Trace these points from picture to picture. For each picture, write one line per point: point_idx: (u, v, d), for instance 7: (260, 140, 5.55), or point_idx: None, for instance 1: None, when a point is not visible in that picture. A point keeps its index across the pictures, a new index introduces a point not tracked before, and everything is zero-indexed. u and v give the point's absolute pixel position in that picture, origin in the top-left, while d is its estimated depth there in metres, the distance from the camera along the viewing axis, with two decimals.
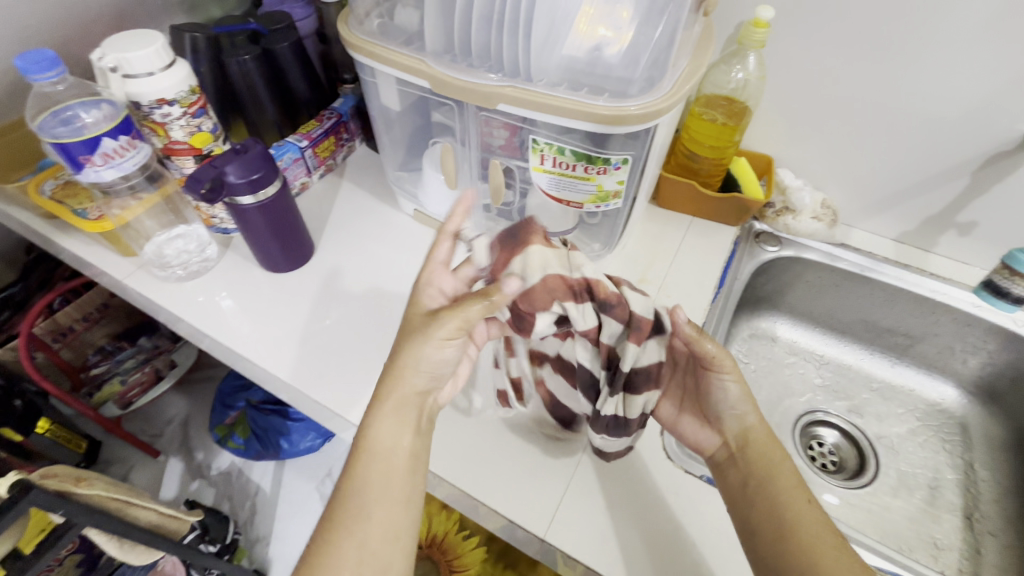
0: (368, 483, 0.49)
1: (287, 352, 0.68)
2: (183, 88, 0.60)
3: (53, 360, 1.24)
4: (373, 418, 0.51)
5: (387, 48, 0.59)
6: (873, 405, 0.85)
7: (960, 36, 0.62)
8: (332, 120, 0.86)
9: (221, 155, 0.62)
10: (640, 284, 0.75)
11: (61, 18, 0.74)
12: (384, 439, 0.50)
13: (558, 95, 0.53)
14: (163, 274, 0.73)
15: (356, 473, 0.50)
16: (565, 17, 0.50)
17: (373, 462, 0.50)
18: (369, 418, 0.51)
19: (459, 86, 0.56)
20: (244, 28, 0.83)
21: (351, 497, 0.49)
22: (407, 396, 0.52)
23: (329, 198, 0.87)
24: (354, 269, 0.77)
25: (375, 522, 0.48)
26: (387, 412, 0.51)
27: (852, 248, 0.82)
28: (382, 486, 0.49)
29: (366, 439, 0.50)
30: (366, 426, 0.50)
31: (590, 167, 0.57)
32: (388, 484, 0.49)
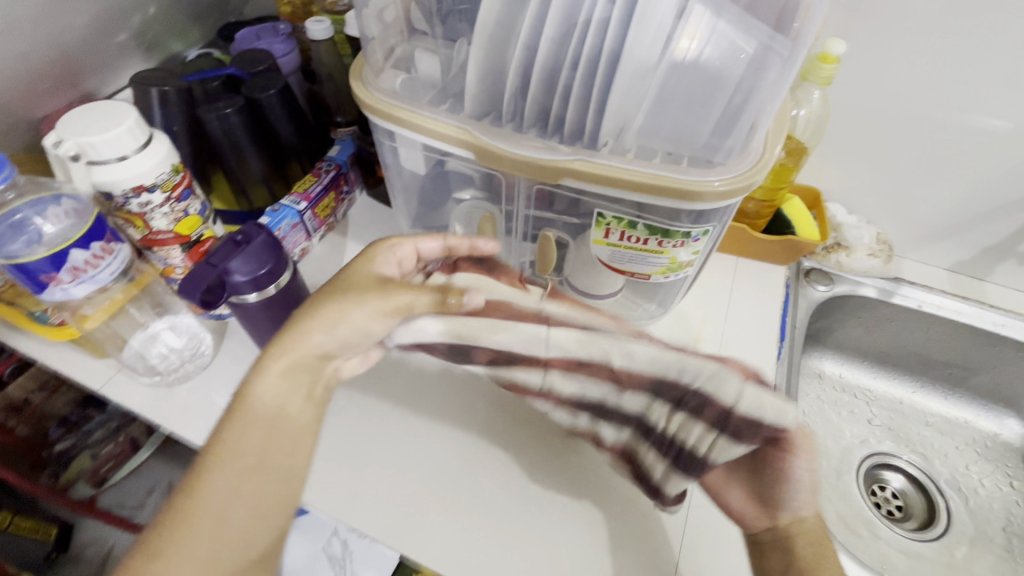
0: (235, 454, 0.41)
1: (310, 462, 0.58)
2: (163, 170, 0.49)
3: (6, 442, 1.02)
4: (258, 375, 0.43)
5: (415, 112, 0.50)
6: (934, 442, 0.80)
7: None
8: (330, 173, 0.75)
9: (217, 247, 0.51)
10: (699, 343, 0.68)
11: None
12: (267, 400, 0.42)
13: (629, 167, 0.45)
14: (147, 379, 0.61)
15: (225, 440, 0.41)
16: (642, 78, 0.42)
17: (250, 426, 0.42)
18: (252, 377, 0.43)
19: (507, 157, 0.47)
20: (219, 73, 0.71)
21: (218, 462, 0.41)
22: (305, 357, 0.44)
23: (334, 262, 0.76)
24: None
25: (231, 491, 0.40)
26: (289, 358, 0.43)
27: (909, 282, 0.78)
28: (259, 453, 0.42)
29: (247, 400, 0.42)
30: (251, 386, 0.42)
31: (665, 240, 0.50)
32: (266, 452, 0.42)
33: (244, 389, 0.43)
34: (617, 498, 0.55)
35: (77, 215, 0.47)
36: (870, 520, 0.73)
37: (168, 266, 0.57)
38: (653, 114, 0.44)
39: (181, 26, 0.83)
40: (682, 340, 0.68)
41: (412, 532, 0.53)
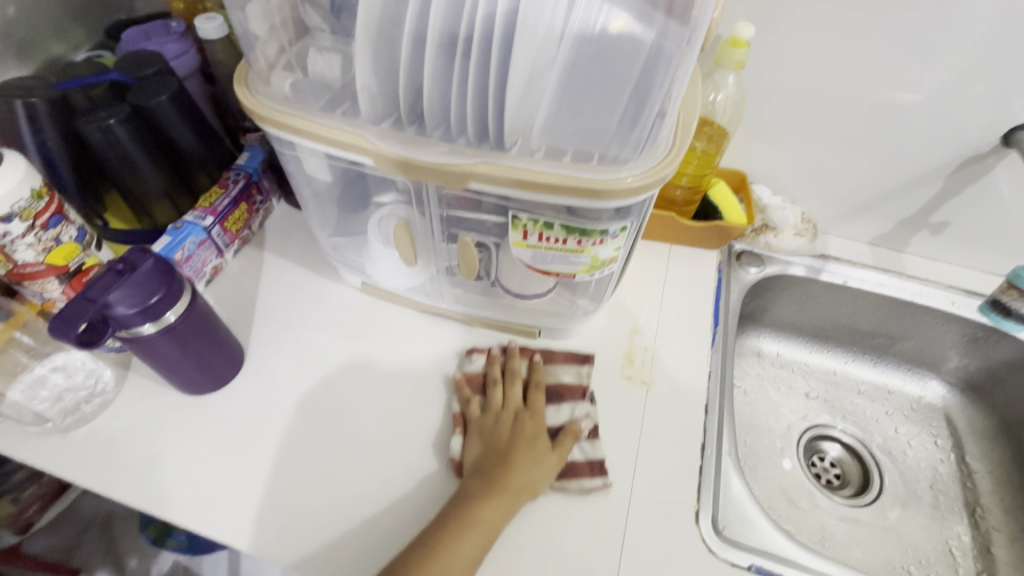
0: (459, 555, 0.48)
1: (228, 498, 0.54)
2: (20, 196, 0.44)
3: None
4: (490, 501, 0.51)
5: (309, 118, 0.46)
6: (865, 410, 0.83)
7: (935, 46, 0.60)
8: (239, 184, 0.70)
9: (97, 279, 0.46)
10: (634, 335, 0.67)
11: None
12: (493, 511, 0.50)
13: (537, 166, 0.43)
14: (37, 428, 0.55)
15: (456, 538, 0.48)
16: (539, 76, 0.40)
17: (476, 531, 0.49)
18: (478, 504, 0.50)
19: (410, 163, 0.45)
20: (99, 80, 0.65)
21: (454, 546, 0.48)
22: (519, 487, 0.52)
23: (250, 279, 0.71)
24: (298, 369, 0.63)
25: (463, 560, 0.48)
26: (516, 483, 0.52)
27: (834, 258, 0.80)
28: (490, 526, 0.50)
29: (476, 514, 0.50)
30: (480, 504, 0.51)
31: (584, 239, 0.48)
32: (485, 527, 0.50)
33: (473, 505, 0.50)
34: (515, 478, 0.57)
35: None
36: (808, 491, 0.75)
37: (47, 300, 0.52)
38: (555, 109, 0.42)
39: (57, 27, 0.75)
40: (617, 334, 0.67)
41: (340, 560, 0.51)
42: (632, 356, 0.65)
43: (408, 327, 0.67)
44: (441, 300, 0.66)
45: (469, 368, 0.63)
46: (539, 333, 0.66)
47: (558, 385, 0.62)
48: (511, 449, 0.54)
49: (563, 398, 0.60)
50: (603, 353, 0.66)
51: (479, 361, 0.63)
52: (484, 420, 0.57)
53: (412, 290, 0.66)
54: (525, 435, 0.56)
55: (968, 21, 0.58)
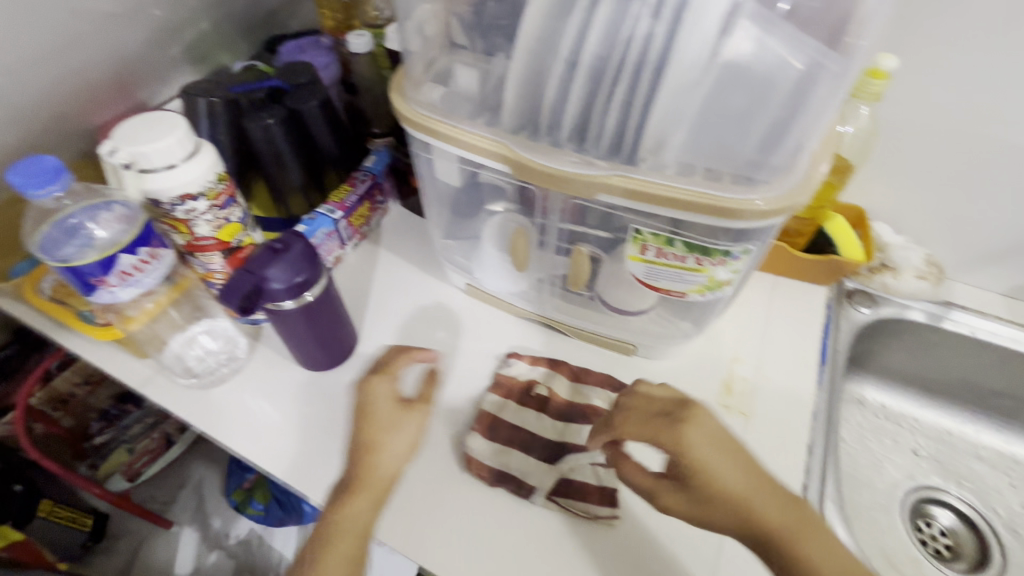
0: (335, 554, 0.50)
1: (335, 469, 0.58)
2: (208, 178, 0.51)
3: (50, 430, 1.14)
4: (351, 497, 0.52)
5: (456, 126, 0.51)
6: (984, 477, 0.76)
7: None
8: (366, 184, 0.77)
9: (256, 255, 0.53)
10: (733, 364, 0.66)
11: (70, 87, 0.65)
12: (355, 518, 0.52)
13: (667, 183, 0.44)
14: (185, 381, 0.63)
15: (322, 547, 0.51)
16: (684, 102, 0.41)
17: (340, 540, 0.51)
18: (341, 507, 0.52)
19: (544, 172, 0.47)
20: (262, 86, 0.74)
21: (328, 549, 0.50)
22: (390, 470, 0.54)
23: (365, 272, 0.77)
24: None
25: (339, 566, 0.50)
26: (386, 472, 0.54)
27: (961, 306, 0.74)
28: (331, 527, 0.51)
29: (339, 520, 0.51)
30: (340, 509, 0.52)
31: (704, 258, 0.48)
32: (337, 526, 0.51)
33: (333, 512, 0.52)
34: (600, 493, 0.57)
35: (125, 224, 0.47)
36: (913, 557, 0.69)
37: (209, 271, 0.58)
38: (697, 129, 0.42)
39: (229, 40, 0.87)
40: (715, 361, 0.66)
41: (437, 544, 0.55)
42: (730, 384, 0.64)
43: (504, 331, 0.70)
44: (540, 307, 0.68)
45: (514, 370, 0.66)
46: (635, 350, 0.66)
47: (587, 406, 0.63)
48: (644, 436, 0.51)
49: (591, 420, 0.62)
50: (700, 379, 0.65)
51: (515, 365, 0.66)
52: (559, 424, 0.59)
53: (514, 295, 0.68)
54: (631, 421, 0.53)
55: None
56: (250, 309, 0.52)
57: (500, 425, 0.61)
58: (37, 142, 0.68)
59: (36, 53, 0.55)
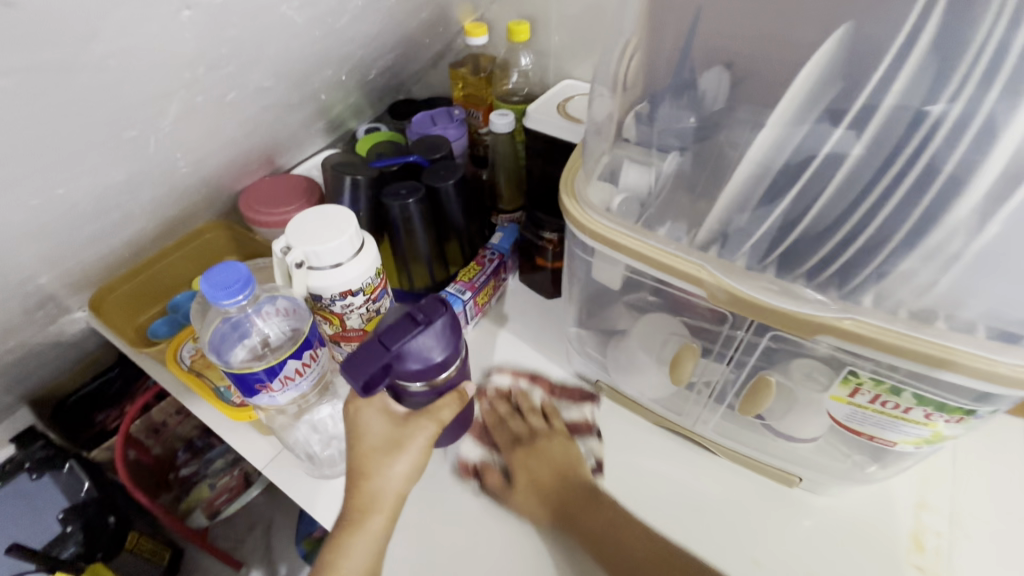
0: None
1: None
2: (369, 274, 0.49)
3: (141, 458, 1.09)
4: (358, 528, 0.49)
5: (642, 241, 0.46)
6: None
7: None
8: (494, 263, 0.75)
9: (395, 324, 0.49)
10: (920, 512, 0.56)
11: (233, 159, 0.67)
12: (360, 545, 0.48)
13: (910, 333, 0.37)
14: (306, 466, 0.60)
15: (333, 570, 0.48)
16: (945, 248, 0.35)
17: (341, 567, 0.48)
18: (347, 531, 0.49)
19: (747, 301, 0.42)
20: (402, 161, 0.73)
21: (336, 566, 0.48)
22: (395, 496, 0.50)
23: (485, 353, 0.73)
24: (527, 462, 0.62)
25: None
26: (386, 494, 0.50)
27: None
28: (350, 547, 0.48)
29: (346, 546, 0.48)
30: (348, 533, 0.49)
31: (938, 414, 0.40)
32: (351, 544, 0.48)
33: (342, 536, 0.49)
34: None
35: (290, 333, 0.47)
36: None
37: None
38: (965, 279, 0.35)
39: (366, 109, 0.89)
40: (896, 505, 0.56)
41: None
42: (920, 539, 0.54)
43: (638, 439, 0.64)
44: (688, 419, 0.60)
45: (495, 384, 0.70)
46: (799, 482, 0.57)
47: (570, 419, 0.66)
48: (541, 484, 0.59)
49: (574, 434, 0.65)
50: (879, 527, 0.55)
51: (502, 380, 0.70)
52: (502, 429, 0.65)
53: (656, 401, 0.62)
54: (533, 468, 0.61)
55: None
56: (372, 387, 0.47)
57: (488, 428, 0.65)
58: (192, 207, 0.70)
59: (222, 138, 0.57)
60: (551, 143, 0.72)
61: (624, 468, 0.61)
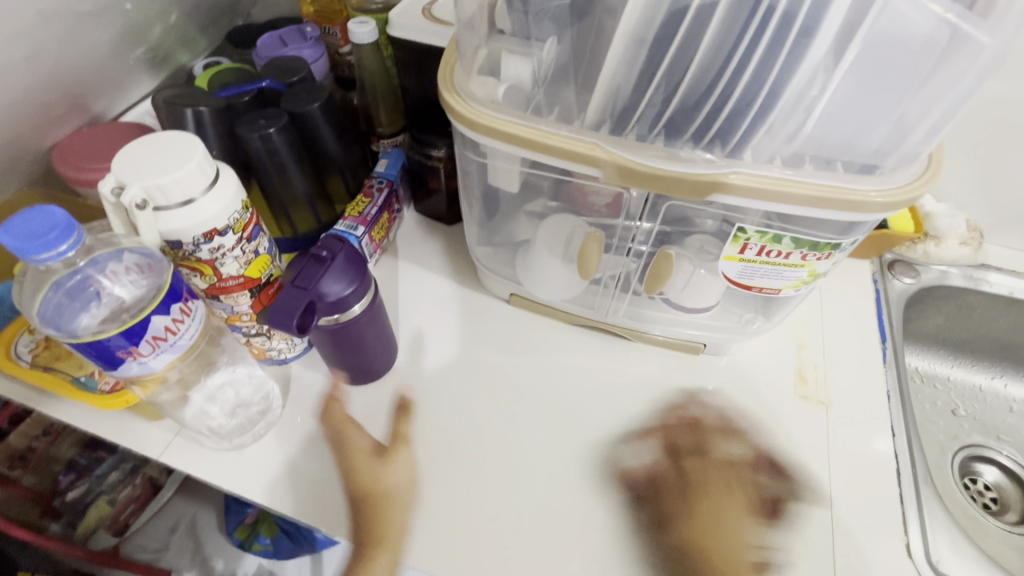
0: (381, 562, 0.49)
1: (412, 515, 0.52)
2: (236, 208, 0.42)
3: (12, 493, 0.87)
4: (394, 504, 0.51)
5: (534, 127, 0.44)
6: (1015, 429, 0.79)
7: None
8: (383, 192, 0.68)
9: (301, 267, 0.47)
10: (801, 351, 0.64)
11: (21, 101, 0.53)
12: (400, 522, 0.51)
13: (786, 180, 0.40)
14: (213, 442, 0.54)
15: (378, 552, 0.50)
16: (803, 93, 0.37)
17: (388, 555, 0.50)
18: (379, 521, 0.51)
19: (643, 172, 0.42)
20: (253, 86, 0.64)
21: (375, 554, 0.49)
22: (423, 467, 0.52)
23: (389, 289, 0.69)
24: (446, 384, 0.60)
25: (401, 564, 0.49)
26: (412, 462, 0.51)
27: (997, 268, 0.75)
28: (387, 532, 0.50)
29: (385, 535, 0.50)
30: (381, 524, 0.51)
31: (811, 254, 0.45)
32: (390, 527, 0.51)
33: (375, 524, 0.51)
34: (690, 501, 0.53)
35: (150, 282, 0.41)
36: (971, 515, 0.71)
37: (235, 313, 0.50)
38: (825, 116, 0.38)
39: (192, 35, 0.74)
40: (784, 349, 0.64)
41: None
42: (804, 373, 0.62)
43: (555, 340, 0.65)
44: (600, 312, 0.63)
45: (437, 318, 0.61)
46: (703, 348, 0.63)
47: (474, 309, 0.67)
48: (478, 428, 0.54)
49: (480, 318, 0.67)
50: (772, 371, 0.62)
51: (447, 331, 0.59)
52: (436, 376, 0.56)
53: (569, 302, 0.63)
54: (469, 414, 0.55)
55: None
56: (307, 327, 0.46)
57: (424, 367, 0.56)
58: None
59: None
60: (421, 52, 0.66)
61: (522, 331, 0.66)
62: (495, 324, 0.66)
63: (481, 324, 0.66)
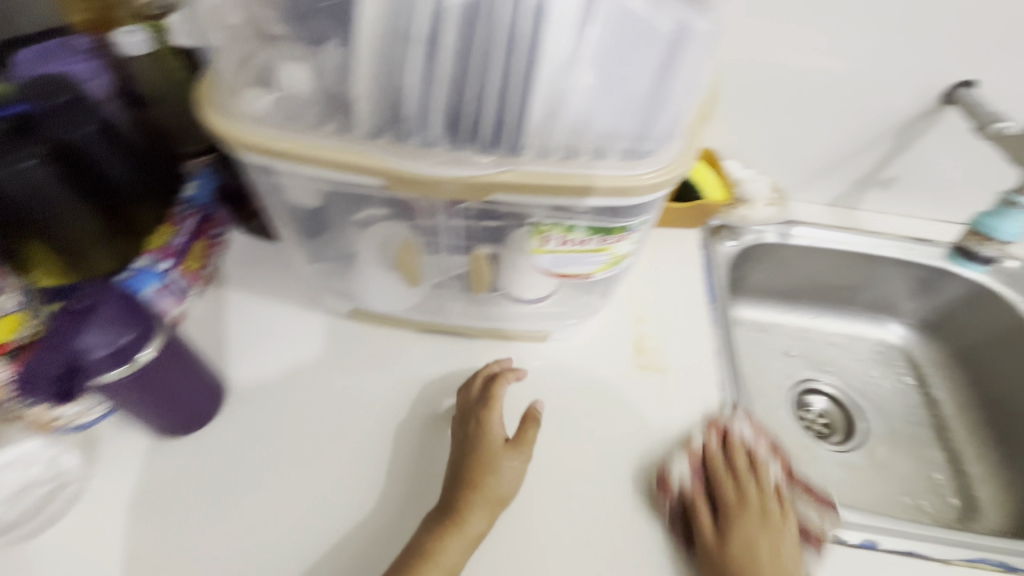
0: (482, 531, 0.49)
1: (370, 529, 0.52)
2: None
3: None
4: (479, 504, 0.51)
5: (306, 142, 0.41)
6: (838, 360, 0.89)
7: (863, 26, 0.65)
8: (193, 218, 0.62)
9: (57, 325, 0.42)
10: (639, 324, 0.67)
11: None
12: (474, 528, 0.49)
13: (562, 172, 0.41)
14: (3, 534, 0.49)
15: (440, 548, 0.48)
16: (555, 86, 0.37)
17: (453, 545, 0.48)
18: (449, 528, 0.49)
19: (426, 179, 0.41)
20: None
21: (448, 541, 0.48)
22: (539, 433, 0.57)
23: (218, 323, 0.64)
24: (284, 418, 0.57)
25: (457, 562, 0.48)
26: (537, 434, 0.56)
27: (801, 222, 0.83)
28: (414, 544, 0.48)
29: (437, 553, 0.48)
30: (439, 540, 0.48)
31: (606, 238, 0.47)
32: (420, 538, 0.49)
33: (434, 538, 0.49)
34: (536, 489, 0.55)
35: None
36: (806, 444, 0.79)
37: None
38: (581, 102, 0.39)
39: None
40: (623, 325, 0.67)
41: None
42: (641, 344, 0.66)
43: (402, 350, 0.63)
44: (441, 317, 0.62)
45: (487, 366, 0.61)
46: (548, 335, 0.64)
47: (315, 332, 0.64)
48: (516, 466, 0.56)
49: (321, 340, 0.63)
50: (613, 347, 0.65)
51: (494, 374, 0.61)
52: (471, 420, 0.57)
53: (410, 310, 0.61)
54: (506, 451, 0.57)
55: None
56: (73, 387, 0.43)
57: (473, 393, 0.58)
58: None
59: None
60: None
61: (368, 346, 0.63)
62: (338, 343, 0.63)
63: (323, 346, 0.63)
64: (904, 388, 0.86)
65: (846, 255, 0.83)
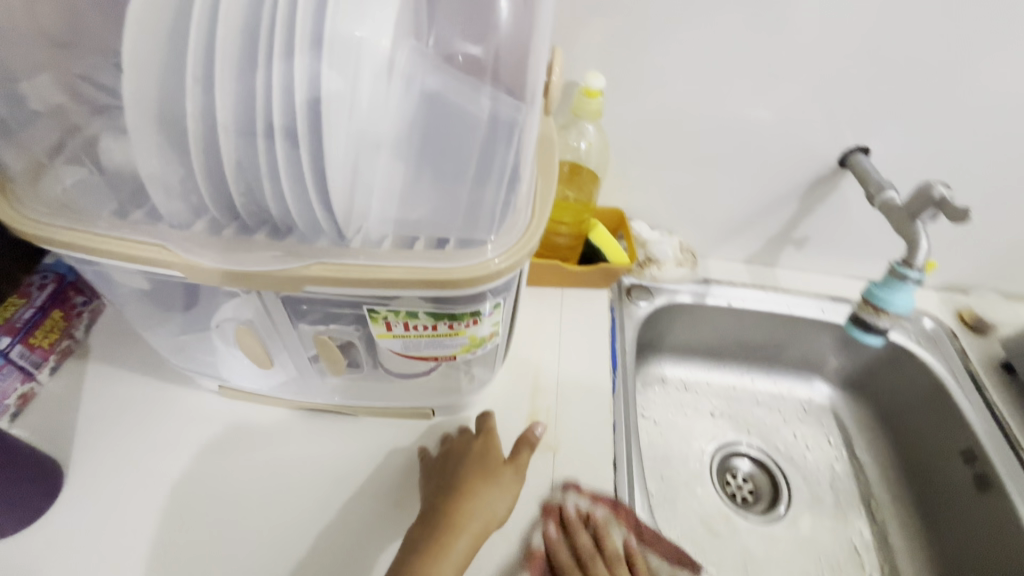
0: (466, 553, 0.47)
1: None
2: None
3: None
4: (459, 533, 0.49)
5: (105, 235, 0.37)
6: (765, 421, 0.85)
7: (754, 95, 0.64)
8: (47, 289, 0.58)
9: None
10: (535, 397, 0.64)
11: None
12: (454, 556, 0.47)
13: (388, 266, 0.37)
14: None
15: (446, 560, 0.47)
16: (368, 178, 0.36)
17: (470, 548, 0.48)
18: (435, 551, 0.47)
19: (236, 273, 0.37)
20: None
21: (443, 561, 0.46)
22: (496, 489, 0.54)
23: (71, 402, 0.59)
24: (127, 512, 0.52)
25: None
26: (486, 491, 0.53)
27: (717, 281, 0.82)
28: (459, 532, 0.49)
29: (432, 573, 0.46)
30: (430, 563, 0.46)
31: (455, 322, 0.43)
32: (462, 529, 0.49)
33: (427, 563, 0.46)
34: None
35: None
36: (726, 514, 0.75)
37: None
38: (401, 191, 0.37)
39: None
40: (517, 397, 0.64)
41: None
42: (535, 419, 0.62)
43: (272, 431, 0.59)
44: (310, 395, 0.57)
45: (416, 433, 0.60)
46: (432, 413, 0.60)
47: (179, 410, 0.59)
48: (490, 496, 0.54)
49: (184, 420, 0.59)
50: (504, 422, 0.62)
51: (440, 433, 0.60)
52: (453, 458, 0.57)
53: (278, 388, 0.57)
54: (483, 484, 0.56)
55: (796, 44, 0.60)
56: None
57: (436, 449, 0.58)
58: None
59: None
60: None
61: (235, 426, 0.59)
62: (203, 423, 0.58)
63: (186, 426, 0.58)
64: (832, 451, 0.82)
65: (763, 315, 0.81)
